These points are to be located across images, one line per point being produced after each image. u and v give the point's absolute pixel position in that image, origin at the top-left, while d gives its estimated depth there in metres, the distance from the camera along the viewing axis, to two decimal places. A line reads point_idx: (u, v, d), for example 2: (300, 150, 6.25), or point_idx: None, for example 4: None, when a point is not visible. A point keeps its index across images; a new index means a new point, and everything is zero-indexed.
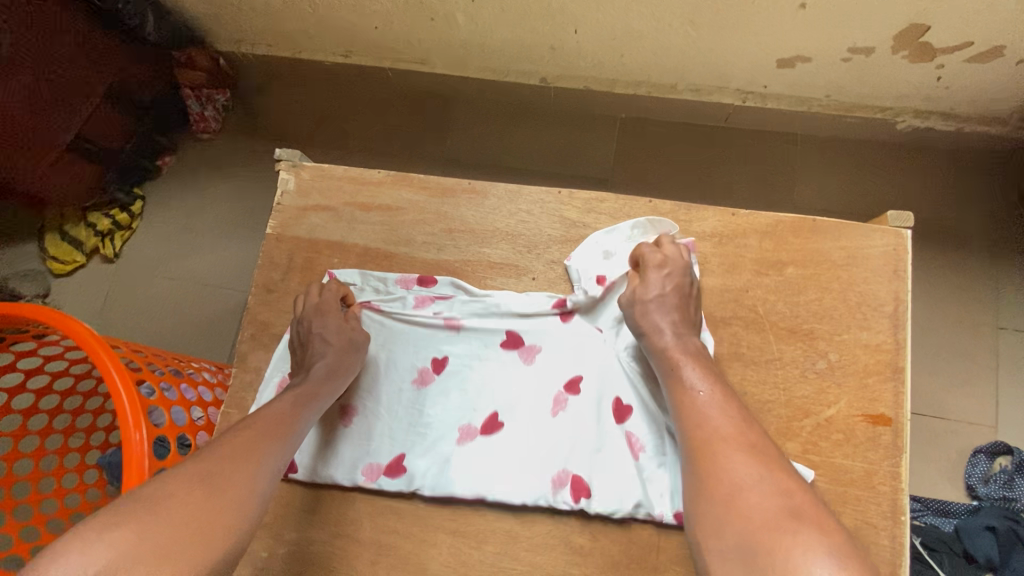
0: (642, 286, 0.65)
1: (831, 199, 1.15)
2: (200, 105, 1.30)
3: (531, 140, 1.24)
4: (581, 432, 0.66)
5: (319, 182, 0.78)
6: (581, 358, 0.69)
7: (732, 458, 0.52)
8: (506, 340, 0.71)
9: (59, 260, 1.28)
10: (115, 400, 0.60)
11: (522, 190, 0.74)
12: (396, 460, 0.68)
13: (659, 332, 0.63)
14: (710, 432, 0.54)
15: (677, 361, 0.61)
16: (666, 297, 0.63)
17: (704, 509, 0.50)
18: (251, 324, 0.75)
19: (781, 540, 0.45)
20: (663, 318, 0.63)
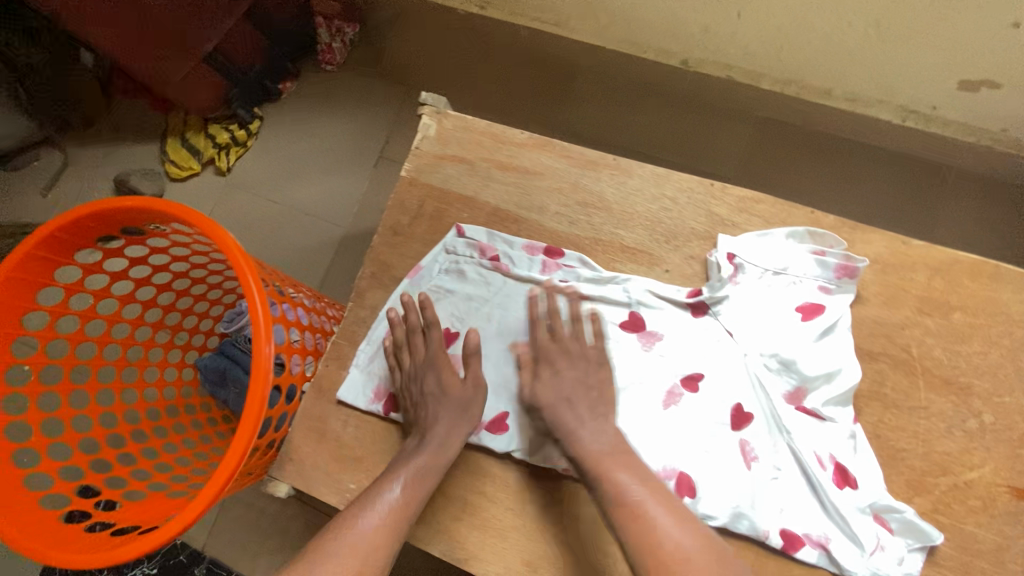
0: (549, 379, 0.64)
1: (971, 236, 1.07)
2: (329, 35, 1.31)
3: (657, 124, 1.19)
4: (693, 431, 0.63)
5: (459, 133, 0.76)
6: (706, 354, 0.65)
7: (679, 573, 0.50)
8: (626, 322, 0.68)
9: (178, 164, 1.34)
10: (250, 318, 0.61)
11: (672, 175, 0.70)
12: (499, 417, 0.67)
13: (575, 433, 0.60)
14: (657, 537, 0.52)
15: (599, 465, 0.57)
16: (573, 396, 0.62)
17: None
18: (372, 262, 0.75)
19: None
20: (573, 411, 0.61)
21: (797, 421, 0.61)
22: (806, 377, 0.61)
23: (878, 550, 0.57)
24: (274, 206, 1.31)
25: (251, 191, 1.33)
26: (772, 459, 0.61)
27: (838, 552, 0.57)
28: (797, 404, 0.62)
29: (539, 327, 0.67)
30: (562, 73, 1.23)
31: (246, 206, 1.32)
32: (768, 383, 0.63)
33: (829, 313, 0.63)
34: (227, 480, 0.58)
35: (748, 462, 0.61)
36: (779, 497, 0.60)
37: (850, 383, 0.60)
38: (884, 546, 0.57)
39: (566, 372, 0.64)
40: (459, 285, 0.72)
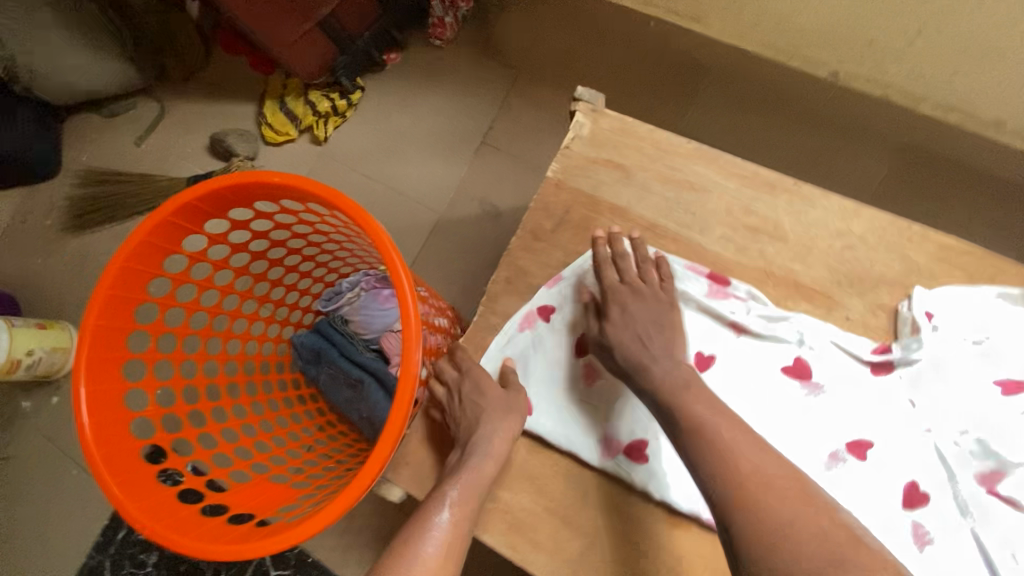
0: (620, 319, 0.61)
1: None
2: (444, 10, 1.22)
3: (786, 138, 1.11)
4: (864, 505, 0.56)
5: (616, 135, 0.70)
6: (886, 419, 0.57)
7: (765, 500, 0.45)
8: (790, 367, 0.60)
9: (274, 128, 1.31)
10: (402, 319, 0.57)
11: (861, 209, 0.62)
12: (638, 444, 0.63)
13: (647, 364, 0.57)
14: (730, 466, 0.47)
15: (675, 396, 0.53)
16: (645, 331, 0.59)
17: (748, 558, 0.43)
18: (508, 265, 0.70)
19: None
20: (642, 348, 0.58)
21: (987, 511, 0.54)
22: (998, 458, 0.55)
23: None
24: (368, 180, 1.27)
25: (346, 164, 1.29)
26: (956, 551, 0.54)
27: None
28: (989, 487, 0.55)
29: (609, 266, 0.63)
30: (690, 72, 1.15)
31: (339, 178, 1.29)
32: (955, 462, 0.56)
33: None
34: (362, 490, 0.55)
35: (925, 551, 0.54)
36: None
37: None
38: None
39: (635, 306, 0.61)
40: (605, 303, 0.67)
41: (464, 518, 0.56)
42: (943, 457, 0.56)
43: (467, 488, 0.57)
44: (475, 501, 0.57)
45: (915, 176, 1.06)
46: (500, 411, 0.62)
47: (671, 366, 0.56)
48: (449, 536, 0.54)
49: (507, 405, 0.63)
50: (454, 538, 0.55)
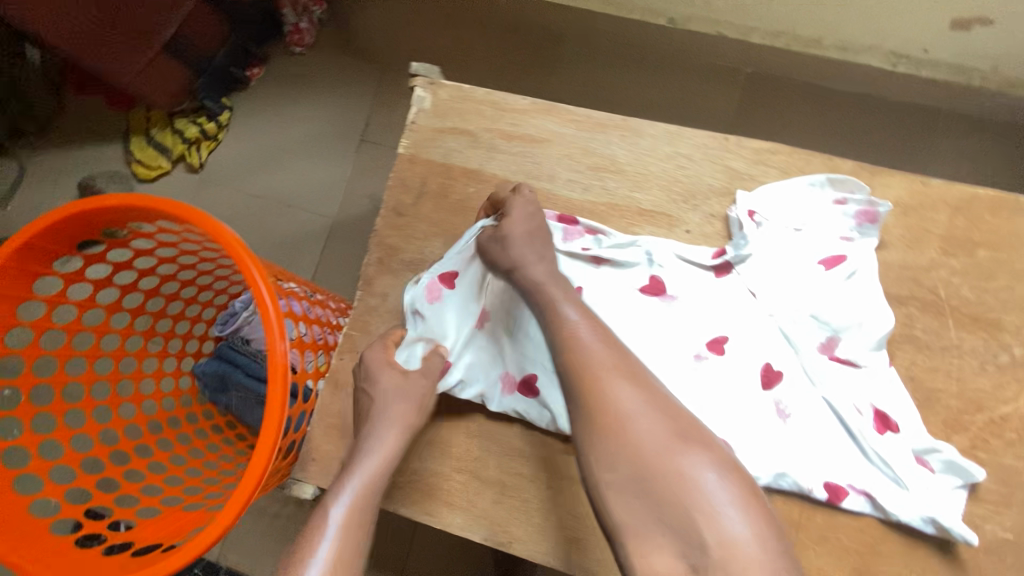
0: (513, 219, 0.61)
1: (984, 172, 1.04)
2: (296, 15, 1.23)
3: (647, 85, 1.14)
4: (731, 393, 0.60)
5: (457, 104, 0.72)
6: (735, 316, 0.63)
7: (612, 385, 0.48)
8: (647, 286, 0.64)
9: (145, 164, 1.26)
10: (261, 312, 0.57)
11: (684, 132, 0.68)
12: (528, 380, 0.64)
13: (532, 263, 0.58)
14: (647, 453, 0.45)
15: (545, 293, 0.56)
16: (531, 235, 0.60)
17: (592, 439, 0.47)
18: (377, 246, 0.71)
19: (678, 470, 0.44)
20: (529, 248, 0.59)
21: (834, 374, 0.60)
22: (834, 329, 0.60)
23: (925, 490, 0.57)
24: (255, 199, 1.24)
25: (230, 186, 1.26)
26: (814, 415, 0.60)
27: (892, 502, 0.57)
28: (831, 354, 0.61)
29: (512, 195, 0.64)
30: (548, 40, 1.18)
31: (224, 202, 1.25)
32: (802, 339, 0.61)
33: (851, 264, 0.61)
34: (255, 487, 0.55)
35: (789, 424, 0.59)
36: (827, 452, 0.59)
37: (884, 329, 0.60)
38: (933, 491, 0.57)
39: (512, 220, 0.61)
40: None
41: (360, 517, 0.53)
42: (790, 334, 0.61)
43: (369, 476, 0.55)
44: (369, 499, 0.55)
45: (767, 102, 1.10)
46: (400, 387, 0.61)
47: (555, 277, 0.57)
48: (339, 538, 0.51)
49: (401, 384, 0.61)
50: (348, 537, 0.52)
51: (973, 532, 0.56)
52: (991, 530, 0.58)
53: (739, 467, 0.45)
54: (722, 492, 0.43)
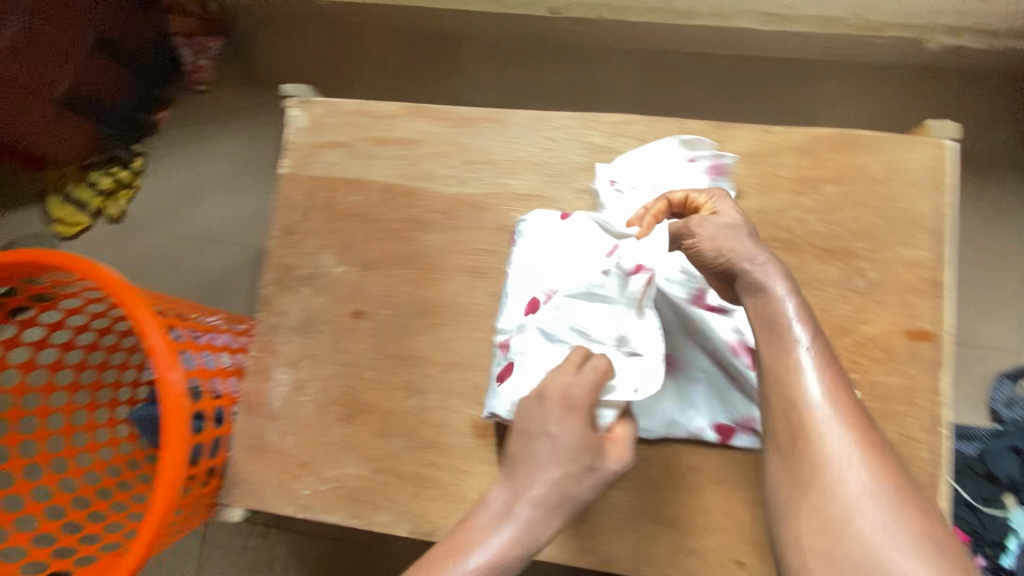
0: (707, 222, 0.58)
1: (861, 118, 1.11)
2: (193, 54, 1.25)
3: (544, 76, 1.19)
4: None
5: (331, 118, 0.75)
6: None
7: (821, 443, 0.50)
8: None
9: (65, 222, 1.26)
10: (145, 346, 0.58)
11: (546, 116, 0.71)
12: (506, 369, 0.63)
13: (749, 266, 0.55)
14: (843, 511, 0.47)
15: (774, 317, 0.53)
16: (749, 245, 0.56)
17: (794, 497, 0.50)
18: (273, 267, 0.73)
19: (862, 536, 0.46)
20: (717, 252, 0.56)
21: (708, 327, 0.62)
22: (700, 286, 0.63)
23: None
24: (181, 240, 1.25)
25: (155, 231, 1.26)
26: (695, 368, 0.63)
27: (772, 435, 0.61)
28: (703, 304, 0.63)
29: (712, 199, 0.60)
30: (444, 47, 1.22)
31: (149, 247, 1.26)
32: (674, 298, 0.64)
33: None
34: (163, 516, 0.57)
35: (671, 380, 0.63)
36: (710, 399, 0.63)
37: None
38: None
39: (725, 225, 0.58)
40: (365, 268, 0.71)
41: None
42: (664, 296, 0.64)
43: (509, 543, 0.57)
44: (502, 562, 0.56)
45: (664, 78, 1.15)
46: (567, 441, 0.58)
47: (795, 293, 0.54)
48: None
49: (595, 446, 0.59)
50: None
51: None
52: None
53: (921, 523, 0.46)
54: (886, 529, 0.46)
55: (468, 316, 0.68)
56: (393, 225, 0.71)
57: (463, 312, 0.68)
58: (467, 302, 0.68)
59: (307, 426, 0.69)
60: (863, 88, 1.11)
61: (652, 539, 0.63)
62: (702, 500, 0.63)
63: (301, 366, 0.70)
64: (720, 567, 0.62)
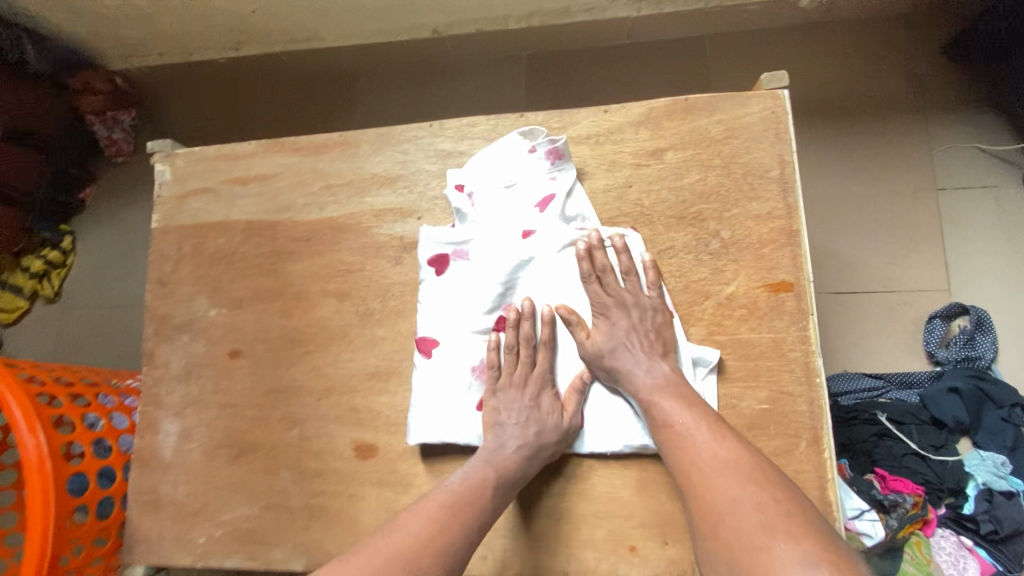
0: (602, 324, 0.62)
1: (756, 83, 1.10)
2: (108, 129, 1.27)
3: (441, 93, 1.21)
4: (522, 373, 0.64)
5: (192, 167, 0.75)
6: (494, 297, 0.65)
7: (715, 484, 0.54)
8: (435, 262, 0.66)
9: (3, 309, 1.28)
10: (9, 416, 0.61)
11: (394, 130, 0.71)
12: (429, 344, 0.65)
13: (631, 375, 0.60)
14: (744, 538, 0.51)
15: (651, 398, 0.59)
16: (630, 338, 0.61)
17: (701, 544, 0.54)
18: (152, 320, 0.73)
19: (764, 559, 0.49)
20: (603, 351, 0.62)
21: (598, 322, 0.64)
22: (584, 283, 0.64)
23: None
24: (116, 308, 1.27)
25: (92, 305, 1.28)
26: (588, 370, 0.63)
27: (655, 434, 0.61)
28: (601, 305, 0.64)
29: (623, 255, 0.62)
30: (344, 81, 1.25)
31: (86, 321, 1.28)
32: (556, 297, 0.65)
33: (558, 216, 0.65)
34: None
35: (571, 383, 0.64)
36: (603, 398, 0.63)
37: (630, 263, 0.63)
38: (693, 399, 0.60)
39: (596, 331, 0.63)
40: (238, 307, 0.71)
41: (454, 522, 0.55)
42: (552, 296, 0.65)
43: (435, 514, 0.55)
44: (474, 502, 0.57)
45: (557, 75, 1.17)
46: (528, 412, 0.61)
47: (664, 388, 0.59)
48: (424, 542, 0.54)
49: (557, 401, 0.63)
50: (428, 547, 0.53)
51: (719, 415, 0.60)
52: (750, 406, 0.60)
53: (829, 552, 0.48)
54: (765, 528, 0.50)
55: (340, 338, 0.68)
56: (259, 260, 0.72)
57: (335, 335, 0.68)
58: (338, 324, 0.69)
59: (198, 473, 0.69)
60: (757, 53, 1.11)
61: (543, 537, 0.61)
62: (588, 489, 0.61)
63: (187, 415, 0.70)
64: (616, 556, 0.60)
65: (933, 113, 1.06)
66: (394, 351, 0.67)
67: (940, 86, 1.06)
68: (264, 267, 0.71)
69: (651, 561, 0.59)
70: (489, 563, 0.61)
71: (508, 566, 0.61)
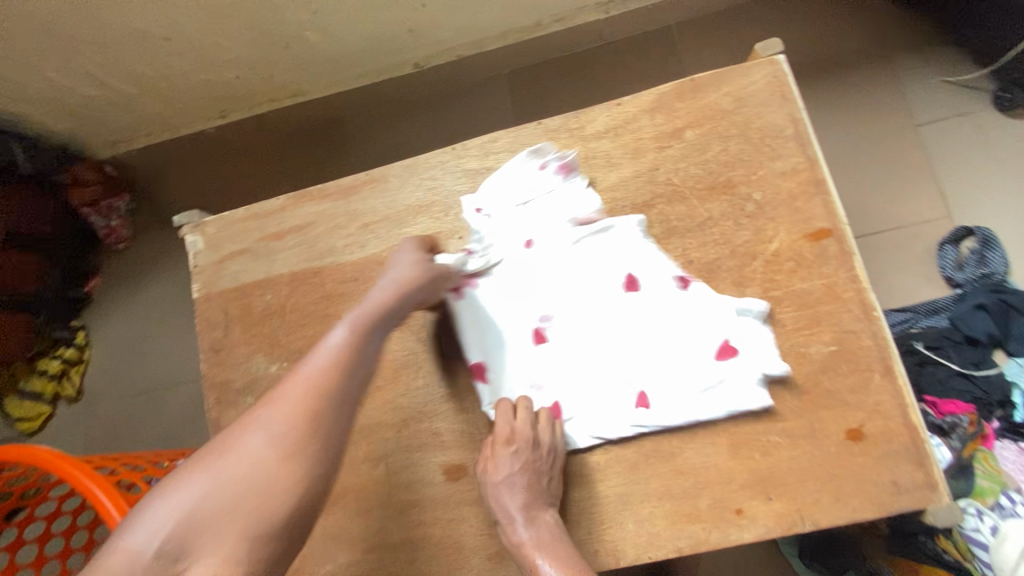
0: (492, 464, 0.62)
1: (725, 58, 1.16)
2: (104, 217, 1.26)
3: (429, 122, 1.23)
4: (579, 367, 0.66)
5: (224, 232, 0.76)
6: (531, 305, 0.68)
7: None
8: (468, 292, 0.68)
9: (25, 418, 1.23)
10: (100, 510, 0.60)
11: (419, 159, 0.73)
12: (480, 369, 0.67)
13: (512, 523, 0.61)
14: None
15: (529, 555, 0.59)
16: (516, 481, 0.60)
17: None
18: (212, 389, 0.73)
19: None
20: (496, 493, 0.62)
21: (631, 307, 0.66)
22: (610, 272, 0.67)
23: (737, 358, 0.62)
24: (142, 394, 1.25)
25: (117, 395, 1.26)
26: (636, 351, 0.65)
27: (723, 394, 0.62)
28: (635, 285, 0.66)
29: None
30: (332, 127, 1.26)
31: (114, 412, 1.25)
32: (588, 293, 0.67)
33: (568, 213, 0.68)
34: None
35: (625, 370, 0.65)
36: (660, 375, 0.64)
37: (640, 244, 0.66)
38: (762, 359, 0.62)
39: (499, 464, 0.62)
40: (298, 358, 0.72)
41: (348, 359, 0.55)
42: (580, 291, 0.67)
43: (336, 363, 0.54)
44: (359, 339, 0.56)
45: (538, 85, 1.20)
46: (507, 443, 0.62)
47: (537, 538, 0.59)
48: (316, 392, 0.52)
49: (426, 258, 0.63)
50: (320, 399, 0.52)
51: (781, 357, 0.62)
52: (818, 350, 0.63)
53: None
54: None
55: (408, 368, 0.69)
56: (311, 308, 0.72)
57: (402, 365, 0.69)
58: (402, 355, 0.70)
59: None
60: (723, 33, 1.16)
61: (648, 518, 0.62)
62: (682, 462, 0.62)
63: None
64: (723, 521, 0.61)
65: (897, 57, 1.12)
66: (463, 369, 0.68)
67: (898, 30, 1.13)
68: (317, 314, 0.72)
69: (757, 520, 0.60)
70: (602, 556, 0.62)
71: (620, 555, 0.62)
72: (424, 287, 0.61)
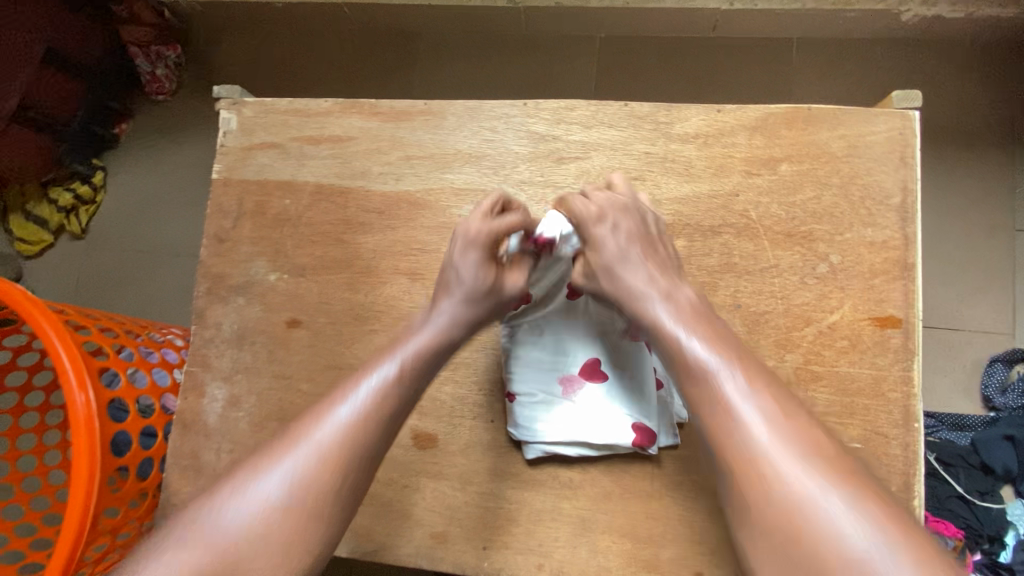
0: (595, 244, 0.55)
1: (832, 91, 1.05)
2: (150, 63, 1.20)
3: (504, 65, 1.14)
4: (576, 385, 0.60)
5: (262, 119, 0.70)
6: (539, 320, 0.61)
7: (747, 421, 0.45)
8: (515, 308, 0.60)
9: (26, 240, 1.22)
10: (56, 367, 0.57)
11: (485, 105, 0.66)
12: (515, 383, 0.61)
13: (640, 293, 0.53)
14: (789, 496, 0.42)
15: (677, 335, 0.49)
16: (627, 251, 0.54)
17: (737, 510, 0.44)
18: (205, 277, 0.69)
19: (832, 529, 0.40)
20: (616, 271, 0.54)
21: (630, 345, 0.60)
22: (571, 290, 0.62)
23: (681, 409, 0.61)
24: (144, 252, 1.23)
25: (119, 246, 1.24)
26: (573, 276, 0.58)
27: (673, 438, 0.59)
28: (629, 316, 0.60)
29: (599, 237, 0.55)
30: (403, 42, 1.18)
31: (112, 261, 1.23)
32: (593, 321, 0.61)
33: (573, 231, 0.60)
34: (74, 545, 0.55)
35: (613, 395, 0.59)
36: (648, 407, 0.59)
37: None
38: None
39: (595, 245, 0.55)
40: (301, 275, 0.67)
41: (387, 398, 0.49)
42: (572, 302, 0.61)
43: (385, 398, 0.49)
44: (381, 398, 0.49)
45: (630, 62, 1.10)
46: (606, 224, 0.55)
47: (675, 308, 0.51)
48: (358, 414, 0.48)
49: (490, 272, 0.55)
50: (365, 424, 0.48)
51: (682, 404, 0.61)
52: (840, 443, 0.57)
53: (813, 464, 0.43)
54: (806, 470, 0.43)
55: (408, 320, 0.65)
56: (327, 227, 0.67)
57: (402, 316, 0.65)
58: (407, 306, 0.65)
59: (243, 443, 0.65)
60: (838, 68, 1.05)
61: (604, 551, 0.59)
62: (659, 508, 0.59)
63: (236, 381, 0.67)
64: None
65: (1022, 150, 1.01)
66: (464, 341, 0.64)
67: None
68: (332, 236, 0.67)
69: None
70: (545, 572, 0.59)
71: None
72: (484, 314, 0.55)
